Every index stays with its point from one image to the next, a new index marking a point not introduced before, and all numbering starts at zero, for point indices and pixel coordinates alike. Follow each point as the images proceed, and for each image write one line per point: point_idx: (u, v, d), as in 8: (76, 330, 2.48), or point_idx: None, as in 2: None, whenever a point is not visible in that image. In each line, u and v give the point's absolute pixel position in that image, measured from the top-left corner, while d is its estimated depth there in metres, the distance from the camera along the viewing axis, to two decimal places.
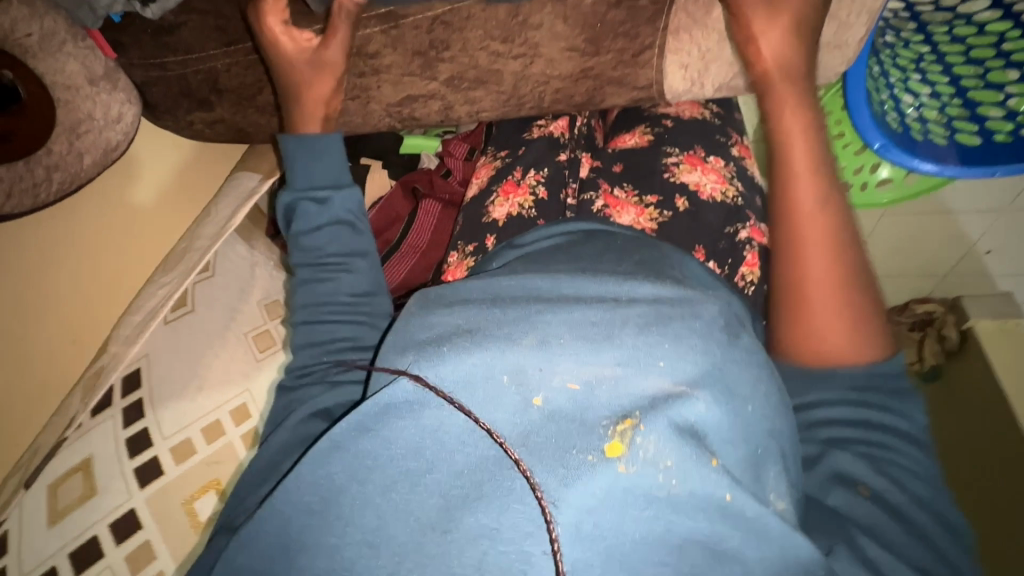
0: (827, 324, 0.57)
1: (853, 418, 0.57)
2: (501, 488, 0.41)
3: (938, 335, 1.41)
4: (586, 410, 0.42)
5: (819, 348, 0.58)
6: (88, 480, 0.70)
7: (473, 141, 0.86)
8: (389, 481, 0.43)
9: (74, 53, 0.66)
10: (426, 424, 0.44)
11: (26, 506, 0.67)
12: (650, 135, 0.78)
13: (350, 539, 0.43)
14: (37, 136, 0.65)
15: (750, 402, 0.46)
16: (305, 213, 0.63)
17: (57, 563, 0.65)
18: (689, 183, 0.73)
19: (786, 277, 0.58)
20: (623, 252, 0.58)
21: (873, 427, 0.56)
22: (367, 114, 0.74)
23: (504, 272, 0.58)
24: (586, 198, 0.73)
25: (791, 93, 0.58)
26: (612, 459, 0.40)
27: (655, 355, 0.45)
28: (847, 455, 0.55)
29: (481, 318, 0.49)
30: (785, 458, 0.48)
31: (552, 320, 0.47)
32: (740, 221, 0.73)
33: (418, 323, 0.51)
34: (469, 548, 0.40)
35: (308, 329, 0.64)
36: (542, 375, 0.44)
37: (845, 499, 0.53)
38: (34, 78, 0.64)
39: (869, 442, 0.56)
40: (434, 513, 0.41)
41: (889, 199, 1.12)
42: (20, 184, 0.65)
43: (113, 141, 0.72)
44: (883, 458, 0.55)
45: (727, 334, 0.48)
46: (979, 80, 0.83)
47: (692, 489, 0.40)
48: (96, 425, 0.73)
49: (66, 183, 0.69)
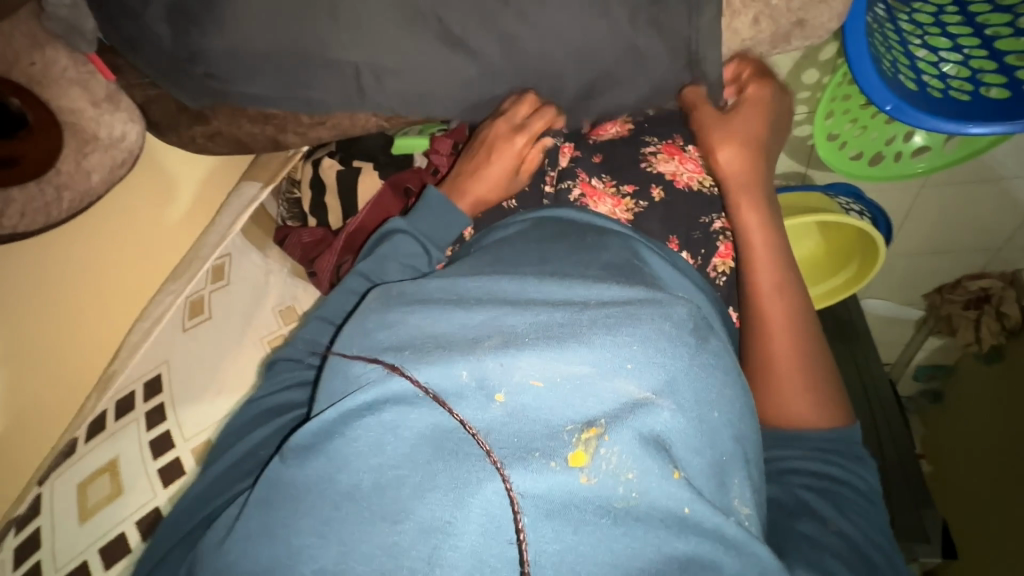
0: (794, 401, 0.61)
1: (819, 469, 0.59)
2: (459, 481, 0.40)
3: (997, 314, 1.30)
4: (549, 412, 0.43)
5: (786, 414, 0.62)
6: (115, 480, 0.73)
7: (458, 136, 0.84)
8: (355, 481, 0.43)
9: (75, 79, 0.71)
10: (386, 421, 0.44)
11: (60, 504, 0.72)
12: (631, 124, 0.76)
13: (306, 530, 0.42)
14: (44, 158, 0.69)
15: (717, 408, 0.46)
16: (396, 244, 0.66)
17: (87, 557, 0.69)
18: (666, 173, 0.72)
19: (754, 354, 0.63)
20: (590, 250, 0.57)
21: (839, 479, 0.59)
22: (354, 117, 0.76)
23: (467, 266, 0.58)
24: (564, 187, 0.72)
25: (750, 201, 0.67)
26: (574, 468, 0.40)
27: (622, 356, 0.44)
28: (816, 494, 0.58)
29: (441, 321, 0.49)
30: (750, 465, 0.48)
31: (515, 322, 0.48)
32: (717, 212, 0.71)
33: (376, 319, 0.51)
34: (422, 540, 0.39)
35: (320, 329, 0.66)
36: (504, 370, 0.44)
37: (815, 529, 0.55)
38: (41, 104, 0.68)
39: (833, 491, 0.58)
40: (389, 502, 0.41)
41: (927, 168, 1.02)
42: (34, 204, 0.69)
43: (118, 159, 0.76)
44: (843, 500, 0.58)
45: (696, 337, 0.48)
46: (1009, 27, 0.76)
47: (653, 500, 0.41)
48: (120, 428, 0.76)
49: (76, 200, 0.73)
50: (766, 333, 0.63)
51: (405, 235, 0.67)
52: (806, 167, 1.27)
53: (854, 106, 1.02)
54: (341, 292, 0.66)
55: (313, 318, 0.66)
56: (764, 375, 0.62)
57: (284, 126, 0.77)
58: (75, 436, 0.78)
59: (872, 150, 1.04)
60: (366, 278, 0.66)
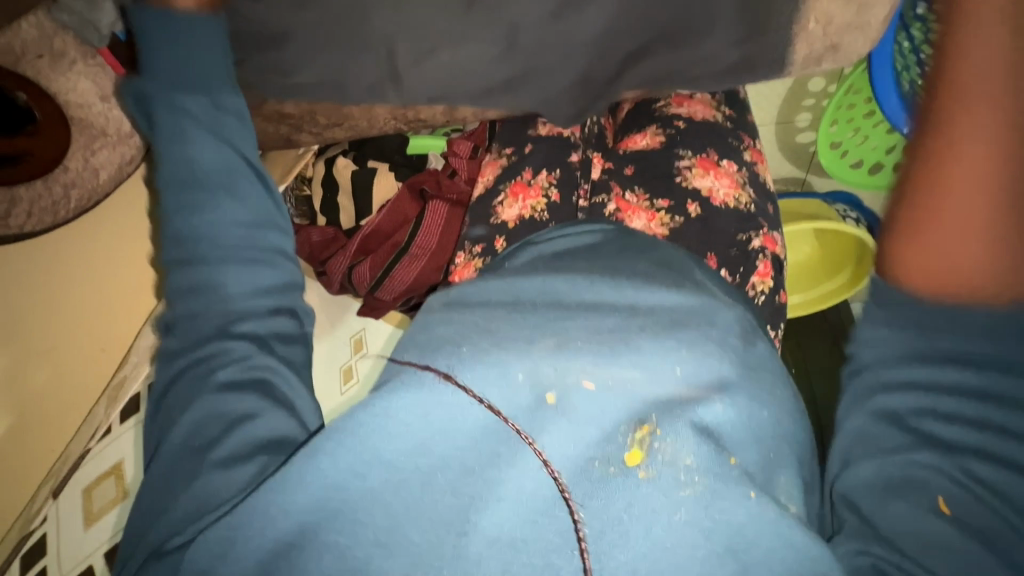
0: (953, 254, 0.38)
1: (951, 381, 0.37)
2: (536, 503, 0.38)
3: None
4: (605, 416, 0.40)
5: (938, 283, 0.38)
6: (119, 483, 0.72)
7: (478, 139, 0.85)
8: (400, 477, 0.39)
9: (83, 72, 0.70)
10: (433, 420, 0.40)
11: (65, 508, 0.71)
12: (662, 136, 0.76)
13: (361, 538, 0.38)
14: (53, 156, 0.70)
15: (766, 408, 0.44)
16: (181, 189, 0.50)
17: (93, 561, 0.67)
18: (702, 189, 0.72)
19: (909, 183, 0.40)
20: (639, 251, 0.56)
21: (996, 399, 0.36)
22: (372, 118, 0.74)
23: (520, 268, 0.55)
24: (598, 201, 0.72)
25: None
26: (631, 467, 0.38)
27: (670, 360, 0.43)
28: (941, 423, 0.37)
29: (502, 319, 0.46)
30: (798, 463, 0.44)
31: (573, 326, 0.44)
32: (753, 228, 0.72)
33: (438, 318, 0.48)
34: (492, 553, 0.36)
35: (188, 276, 0.50)
36: (556, 373, 0.41)
37: (907, 512, 0.37)
38: (48, 98, 0.68)
39: (967, 420, 0.37)
40: (449, 513, 0.38)
41: None
42: (41, 202, 0.71)
43: (127, 155, 0.77)
44: (979, 431, 0.36)
45: (741, 342, 0.47)
46: None
47: (718, 494, 0.37)
48: (122, 431, 0.75)
49: (83, 198, 0.75)
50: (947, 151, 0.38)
51: (155, 97, 0.50)
52: (806, 172, 1.23)
53: (857, 116, 1.01)
54: (179, 224, 0.50)
55: (191, 267, 0.50)
56: (919, 217, 0.39)
57: (299, 126, 0.75)
58: (88, 445, 0.75)
59: (869, 159, 1.03)
60: (204, 260, 0.50)
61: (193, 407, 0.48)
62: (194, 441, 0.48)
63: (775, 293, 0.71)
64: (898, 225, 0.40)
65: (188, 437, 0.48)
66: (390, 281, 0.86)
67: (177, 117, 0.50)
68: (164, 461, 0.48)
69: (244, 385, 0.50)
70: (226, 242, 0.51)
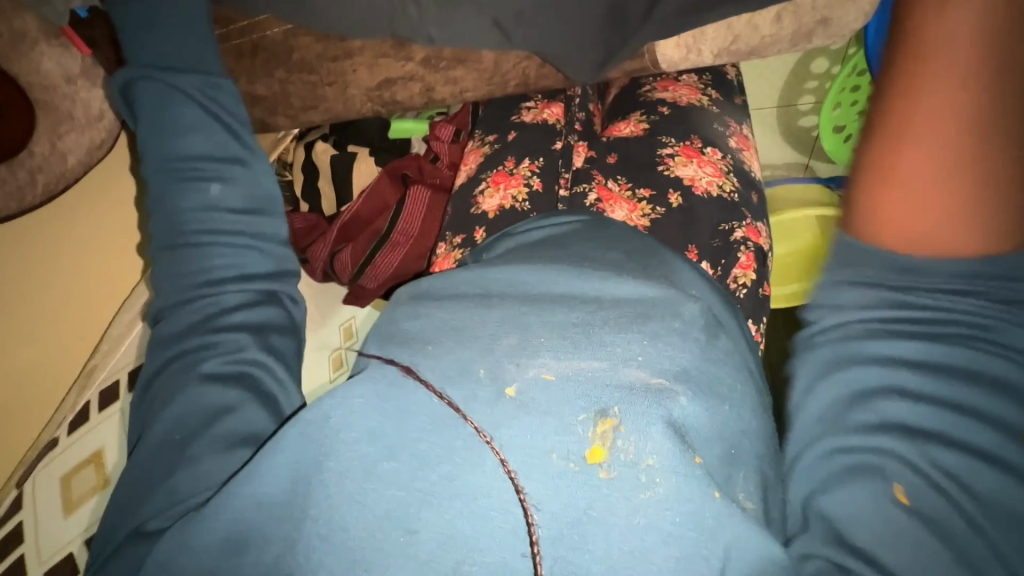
0: (911, 203, 0.33)
1: (919, 349, 0.34)
2: (467, 484, 0.36)
3: None
4: (563, 406, 0.37)
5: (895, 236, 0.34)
6: (100, 472, 0.72)
7: (460, 122, 0.83)
8: (344, 468, 0.38)
9: (48, 52, 0.74)
10: (387, 404, 0.39)
11: (43, 495, 0.70)
12: (646, 123, 0.74)
13: (314, 535, 0.37)
14: (20, 137, 0.74)
15: (728, 400, 0.40)
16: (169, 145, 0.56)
17: (74, 548, 0.68)
18: (684, 178, 0.69)
19: (873, 136, 0.34)
20: (609, 241, 0.53)
21: (959, 341, 0.33)
22: (347, 99, 0.73)
23: (498, 260, 0.53)
24: (579, 190, 0.69)
25: None
26: (593, 465, 0.36)
27: (631, 348, 0.40)
28: (880, 360, 0.34)
29: (469, 316, 0.43)
30: (763, 461, 0.41)
31: (535, 321, 0.42)
32: (736, 220, 0.69)
33: (404, 312, 0.46)
34: (441, 553, 0.35)
35: (182, 262, 0.53)
36: (517, 368, 0.39)
37: (858, 499, 0.34)
38: (11, 80, 0.71)
39: (927, 365, 0.33)
40: (393, 506, 0.36)
41: None
42: (6, 185, 0.74)
43: (96, 139, 0.84)
44: (937, 383, 0.33)
45: (707, 334, 0.42)
46: None
47: (683, 493, 0.35)
48: (104, 418, 0.76)
49: (51, 182, 0.80)
50: (915, 78, 0.32)
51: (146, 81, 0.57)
52: (809, 157, 1.18)
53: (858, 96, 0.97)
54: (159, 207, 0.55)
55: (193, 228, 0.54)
56: (881, 169, 0.34)
57: (274, 109, 0.75)
58: (55, 436, 0.75)
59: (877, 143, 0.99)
60: (195, 205, 0.54)
61: (176, 399, 0.46)
62: (182, 436, 0.45)
63: (761, 286, 0.69)
64: (858, 164, 0.35)
65: (168, 433, 0.45)
66: (372, 269, 0.84)
67: (162, 108, 0.56)
68: (139, 468, 0.44)
69: (227, 377, 0.47)
70: (212, 177, 0.55)
